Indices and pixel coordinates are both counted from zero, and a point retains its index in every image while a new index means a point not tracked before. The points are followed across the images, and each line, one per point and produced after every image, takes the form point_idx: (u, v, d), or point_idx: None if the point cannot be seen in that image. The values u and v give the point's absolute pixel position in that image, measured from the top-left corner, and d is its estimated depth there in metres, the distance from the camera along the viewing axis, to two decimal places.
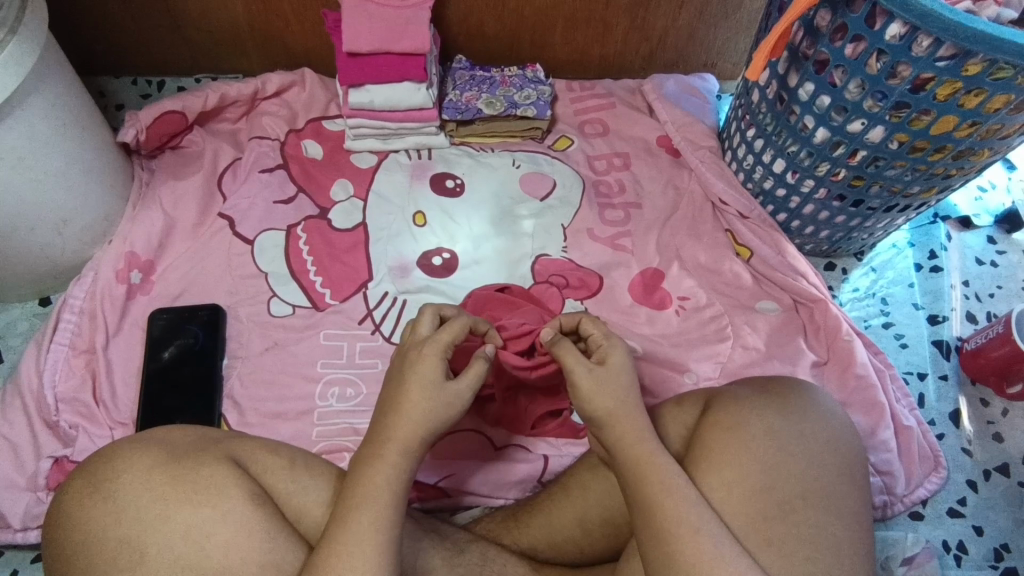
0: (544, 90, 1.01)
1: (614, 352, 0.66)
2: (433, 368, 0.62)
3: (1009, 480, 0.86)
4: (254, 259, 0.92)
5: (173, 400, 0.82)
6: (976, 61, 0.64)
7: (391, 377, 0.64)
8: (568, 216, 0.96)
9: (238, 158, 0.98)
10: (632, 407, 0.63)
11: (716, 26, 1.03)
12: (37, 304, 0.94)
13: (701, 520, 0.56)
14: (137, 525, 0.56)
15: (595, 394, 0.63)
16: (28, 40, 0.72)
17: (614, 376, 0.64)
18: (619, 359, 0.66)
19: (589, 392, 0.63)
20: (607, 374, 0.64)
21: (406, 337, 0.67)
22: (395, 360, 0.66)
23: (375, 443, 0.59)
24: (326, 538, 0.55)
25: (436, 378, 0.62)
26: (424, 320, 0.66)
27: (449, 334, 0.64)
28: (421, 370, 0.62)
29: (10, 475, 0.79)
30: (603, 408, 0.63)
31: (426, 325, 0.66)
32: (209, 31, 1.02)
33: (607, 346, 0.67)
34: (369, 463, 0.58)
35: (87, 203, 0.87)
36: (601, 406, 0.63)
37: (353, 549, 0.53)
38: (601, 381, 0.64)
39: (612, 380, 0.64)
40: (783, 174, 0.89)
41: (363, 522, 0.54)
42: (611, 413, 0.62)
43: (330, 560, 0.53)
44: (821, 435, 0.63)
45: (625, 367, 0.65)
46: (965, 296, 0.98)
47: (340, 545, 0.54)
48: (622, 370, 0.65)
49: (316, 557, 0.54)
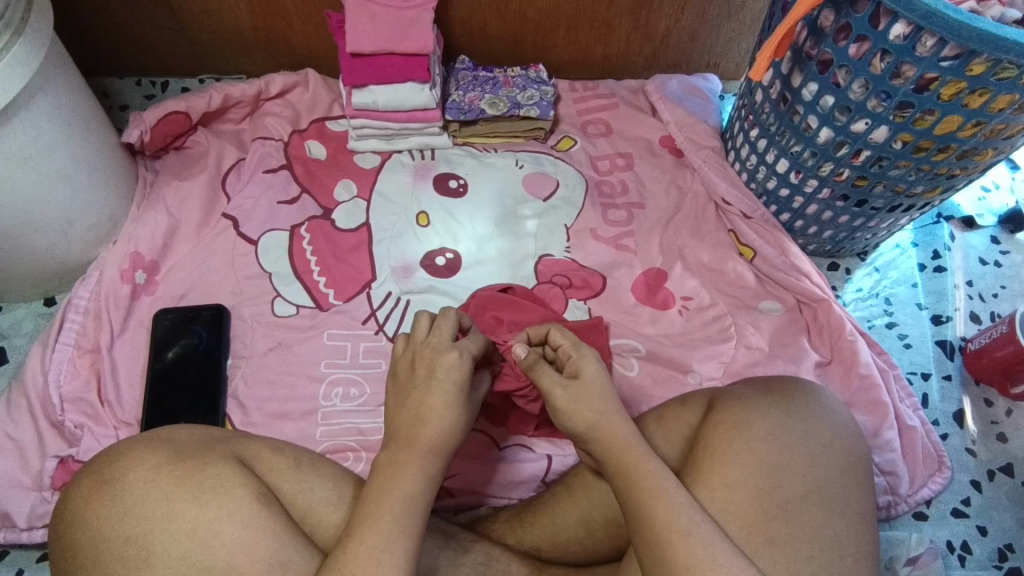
0: (547, 90, 1.01)
1: (585, 362, 0.66)
2: (462, 376, 0.62)
3: (1013, 480, 0.86)
4: (258, 259, 0.92)
5: (178, 400, 0.83)
6: (980, 61, 0.64)
7: (410, 383, 0.63)
8: (571, 216, 0.97)
9: (242, 158, 0.99)
10: (614, 417, 0.62)
11: (719, 27, 1.03)
12: (42, 304, 0.94)
13: (693, 523, 0.56)
14: (144, 524, 0.56)
15: (574, 410, 0.63)
16: (33, 41, 0.72)
17: (591, 391, 0.64)
18: (593, 370, 0.65)
19: (567, 409, 0.63)
20: (584, 389, 0.64)
21: (427, 337, 0.66)
22: (414, 360, 0.65)
23: (393, 449, 0.59)
24: (343, 538, 0.55)
25: (468, 385, 0.63)
26: (447, 324, 0.66)
27: (474, 345, 0.66)
28: (451, 377, 0.62)
29: (16, 475, 0.79)
30: (585, 422, 0.63)
31: (449, 327, 0.66)
32: (213, 31, 1.02)
33: (578, 358, 0.66)
34: (388, 467, 0.58)
35: (92, 204, 0.88)
36: (582, 421, 0.63)
37: (371, 548, 0.53)
38: (579, 396, 0.63)
39: (588, 394, 0.64)
40: (786, 174, 0.89)
41: (374, 520, 0.54)
42: (592, 425, 0.62)
43: (347, 557, 0.53)
44: (825, 434, 0.63)
45: (600, 378, 0.65)
46: (969, 296, 0.98)
47: (356, 544, 0.53)
48: (596, 381, 0.65)
49: (334, 557, 0.54)
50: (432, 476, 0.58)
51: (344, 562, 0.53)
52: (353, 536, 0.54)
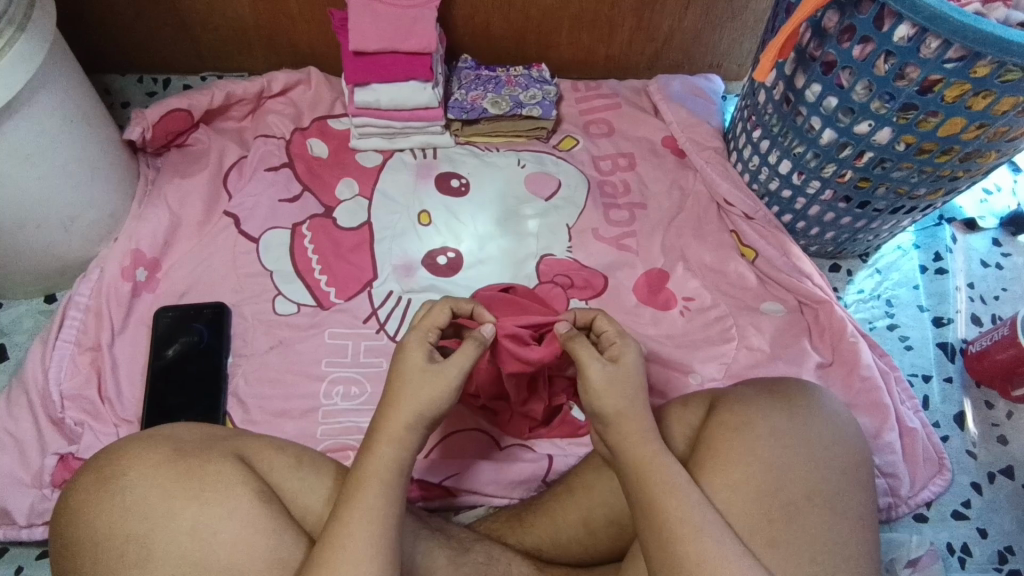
0: (550, 90, 1.00)
1: (626, 351, 0.66)
2: (415, 354, 0.63)
3: (1013, 483, 0.86)
4: (259, 258, 0.92)
5: (178, 399, 0.82)
6: (984, 63, 0.64)
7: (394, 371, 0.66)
8: (572, 216, 0.96)
9: (243, 156, 0.99)
10: (637, 408, 0.63)
11: (721, 27, 1.03)
12: (43, 301, 0.94)
13: (705, 521, 0.56)
14: (144, 521, 0.56)
15: (604, 392, 0.63)
16: (35, 38, 0.72)
17: (625, 377, 0.64)
18: (631, 359, 0.65)
19: (600, 392, 0.63)
20: (620, 372, 0.64)
21: None
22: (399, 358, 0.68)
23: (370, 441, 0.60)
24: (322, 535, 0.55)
25: (422, 363, 0.62)
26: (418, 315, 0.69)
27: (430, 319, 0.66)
28: (406, 360, 0.63)
29: (15, 472, 0.79)
30: (613, 406, 0.62)
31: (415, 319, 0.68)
32: (215, 29, 1.02)
33: (620, 345, 0.66)
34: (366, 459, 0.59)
35: (93, 200, 0.88)
36: (611, 405, 0.62)
37: (347, 541, 0.54)
38: (613, 380, 0.63)
39: (623, 379, 0.63)
40: (789, 175, 0.89)
41: (357, 516, 0.55)
42: (619, 412, 0.62)
43: (329, 556, 0.53)
44: (829, 434, 0.63)
45: (637, 368, 0.65)
46: (971, 298, 0.98)
47: (339, 542, 0.54)
48: (634, 371, 0.65)
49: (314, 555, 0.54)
50: (395, 464, 0.58)
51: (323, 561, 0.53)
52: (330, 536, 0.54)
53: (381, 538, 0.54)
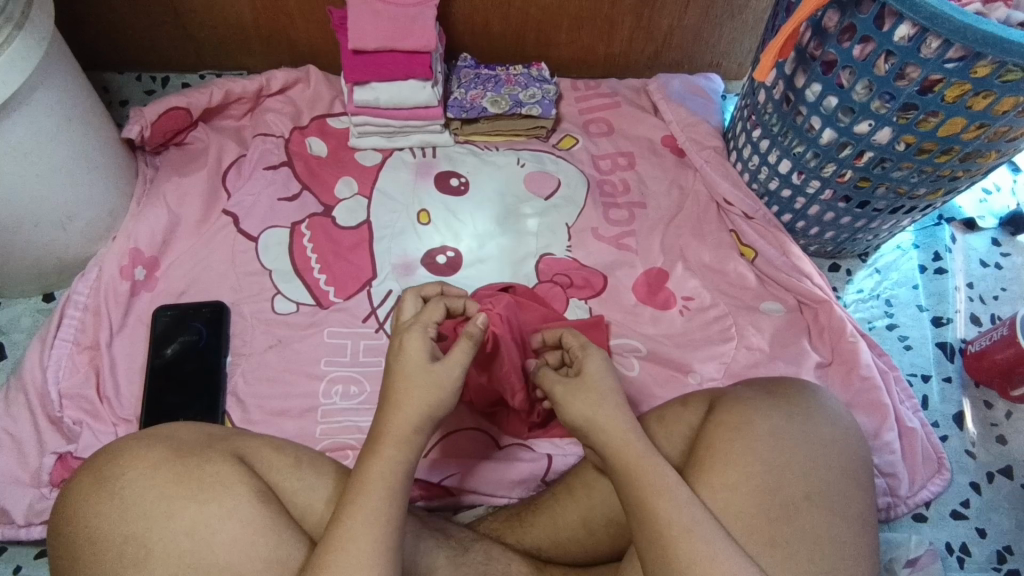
0: (549, 88, 1.00)
1: (590, 360, 0.67)
2: (415, 350, 0.62)
3: (1012, 482, 0.86)
4: (258, 256, 0.92)
5: (177, 398, 0.82)
6: (985, 64, 0.64)
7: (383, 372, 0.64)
8: (572, 214, 0.96)
9: (243, 155, 0.98)
10: (616, 408, 0.63)
11: (722, 27, 1.03)
12: (41, 300, 0.94)
13: (695, 521, 0.56)
14: (142, 522, 0.55)
15: (571, 401, 0.64)
16: (33, 36, 0.71)
17: (591, 385, 0.64)
18: (595, 367, 0.66)
19: (565, 401, 0.65)
20: (584, 383, 0.65)
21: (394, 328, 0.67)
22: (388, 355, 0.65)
23: (370, 441, 0.59)
24: (329, 533, 0.54)
25: (422, 360, 0.61)
26: (406, 306, 0.67)
27: (428, 316, 0.65)
28: (404, 357, 0.61)
29: (13, 471, 0.79)
30: (582, 413, 0.63)
31: (407, 310, 0.67)
32: (215, 27, 1.02)
33: (582, 357, 0.67)
34: (368, 457, 0.58)
35: (92, 199, 0.87)
36: (580, 413, 0.63)
37: (344, 544, 0.53)
38: (574, 391, 0.65)
39: (587, 388, 0.64)
40: (789, 175, 0.89)
41: (354, 516, 0.54)
42: (589, 418, 0.63)
43: (328, 556, 0.53)
44: (828, 434, 0.63)
45: (605, 374, 0.66)
46: (970, 298, 0.98)
47: (335, 542, 0.53)
48: (598, 378, 0.65)
49: (315, 556, 0.54)
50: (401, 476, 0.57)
51: (325, 562, 0.53)
52: (335, 532, 0.54)
53: (382, 533, 0.54)
